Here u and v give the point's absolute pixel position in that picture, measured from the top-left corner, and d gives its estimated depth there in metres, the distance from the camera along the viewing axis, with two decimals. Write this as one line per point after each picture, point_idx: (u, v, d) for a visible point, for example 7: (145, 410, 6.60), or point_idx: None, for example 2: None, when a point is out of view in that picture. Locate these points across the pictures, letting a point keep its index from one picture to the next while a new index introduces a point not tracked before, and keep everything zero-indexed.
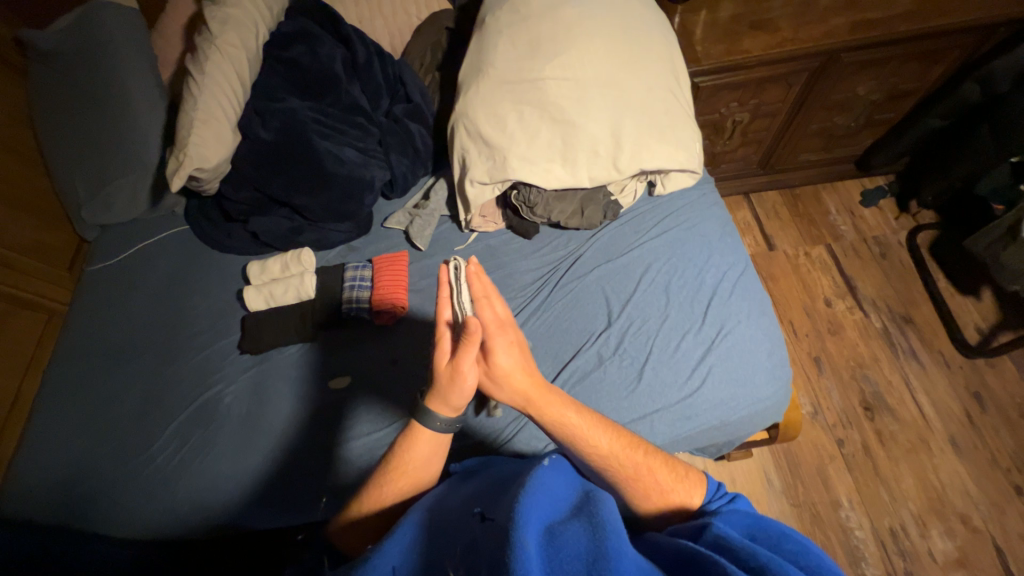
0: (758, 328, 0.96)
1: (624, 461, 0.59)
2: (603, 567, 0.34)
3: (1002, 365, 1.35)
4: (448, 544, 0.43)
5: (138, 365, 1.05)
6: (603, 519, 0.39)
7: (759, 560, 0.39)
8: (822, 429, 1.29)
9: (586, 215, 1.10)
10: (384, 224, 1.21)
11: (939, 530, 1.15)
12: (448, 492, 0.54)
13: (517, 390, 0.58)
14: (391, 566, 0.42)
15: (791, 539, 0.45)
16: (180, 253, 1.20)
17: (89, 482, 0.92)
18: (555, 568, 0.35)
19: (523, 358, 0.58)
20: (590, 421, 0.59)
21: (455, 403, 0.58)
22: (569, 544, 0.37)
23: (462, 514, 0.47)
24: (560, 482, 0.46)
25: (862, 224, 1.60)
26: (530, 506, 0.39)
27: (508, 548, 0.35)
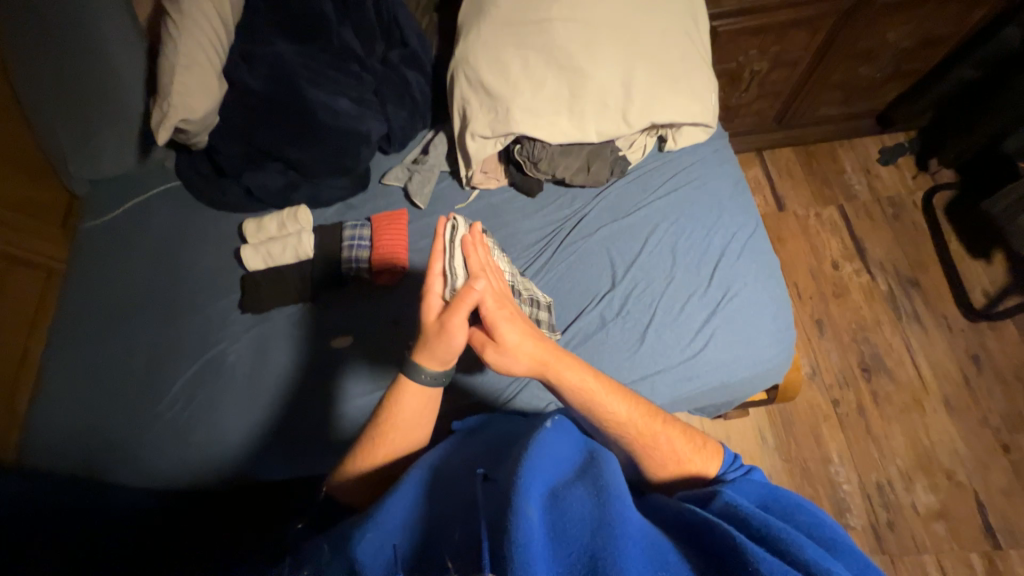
0: (765, 290, 0.95)
1: (642, 428, 0.57)
2: (606, 533, 0.35)
3: (1004, 328, 1.34)
4: (451, 503, 0.44)
5: (140, 322, 1.05)
6: (606, 484, 0.39)
7: (770, 530, 0.39)
8: (819, 389, 1.31)
9: (592, 172, 1.05)
10: (382, 180, 1.16)
11: (924, 485, 1.19)
12: (452, 450, 0.55)
13: (528, 357, 0.57)
14: (395, 524, 0.43)
15: (806, 510, 0.46)
16: (174, 210, 1.16)
17: (101, 435, 0.94)
18: (559, 533, 0.36)
19: (527, 327, 0.58)
20: (607, 388, 0.58)
21: (443, 356, 0.57)
22: (572, 509, 0.37)
23: (466, 474, 0.48)
24: (565, 445, 0.46)
25: (877, 183, 1.55)
26: (532, 470, 0.39)
27: (511, 514, 0.35)
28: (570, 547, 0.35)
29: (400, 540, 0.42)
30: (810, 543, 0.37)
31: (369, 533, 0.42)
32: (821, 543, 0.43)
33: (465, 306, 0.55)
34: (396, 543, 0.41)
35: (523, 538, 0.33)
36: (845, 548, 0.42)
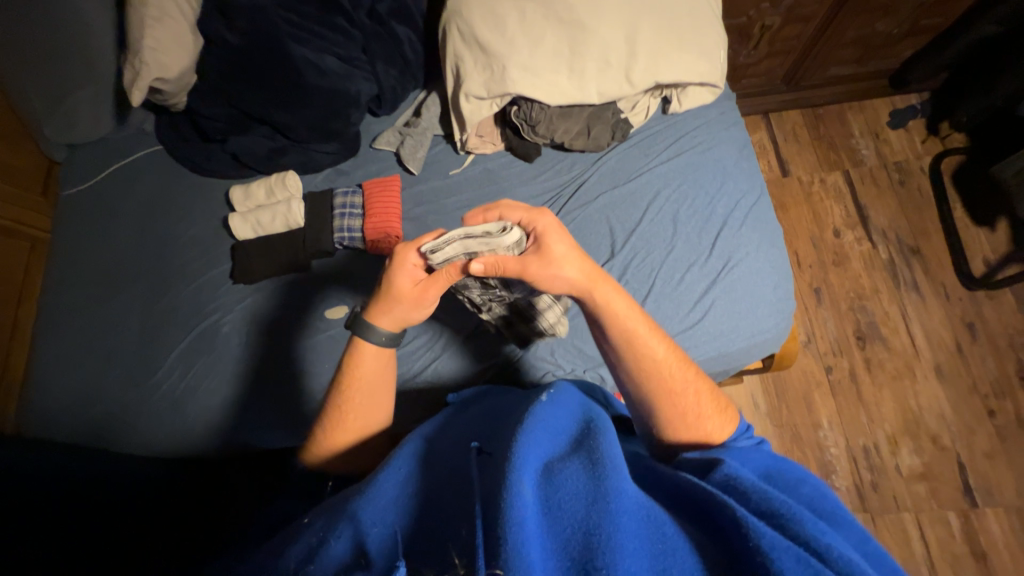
0: (767, 260, 0.93)
1: (674, 373, 0.58)
2: (601, 508, 0.35)
3: (1001, 297, 1.34)
4: (444, 477, 0.44)
5: (132, 294, 1.03)
6: (602, 456, 0.39)
7: (770, 504, 0.39)
8: (813, 357, 1.33)
9: (593, 136, 1.01)
10: (373, 144, 1.11)
11: (909, 448, 1.23)
12: (445, 423, 0.55)
13: (585, 268, 0.58)
14: (388, 499, 0.42)
15: (809, 483, 0.47)
16: (157, 176, 1.12)
17: (100, 407, 0.94)
18: (553, 509, 0.36)
19: (575, 247, 0.59)
20: (648, 328, 0.59)
21: (401, 317, 0.62)
22: (567, 484, 0.37)
23: (460, 448, 0.48)
24: (561, 416, 0.45)
25: (885, 148, 1.50)
26: (527, 445, 0.39)
27: (505, 490, 0.34)
28: (565, 523, 0.35)
29: (391, 517, 0.41)
30: (810, 517, 0.38)
31: (363, 508, 0.41)
32: (821, 513, 0.44)
33: (446, 283, 0.60)
34: (387, 519, 0.41)
35: (517, 515, 0.33)
36: (844, 519, 0.43)
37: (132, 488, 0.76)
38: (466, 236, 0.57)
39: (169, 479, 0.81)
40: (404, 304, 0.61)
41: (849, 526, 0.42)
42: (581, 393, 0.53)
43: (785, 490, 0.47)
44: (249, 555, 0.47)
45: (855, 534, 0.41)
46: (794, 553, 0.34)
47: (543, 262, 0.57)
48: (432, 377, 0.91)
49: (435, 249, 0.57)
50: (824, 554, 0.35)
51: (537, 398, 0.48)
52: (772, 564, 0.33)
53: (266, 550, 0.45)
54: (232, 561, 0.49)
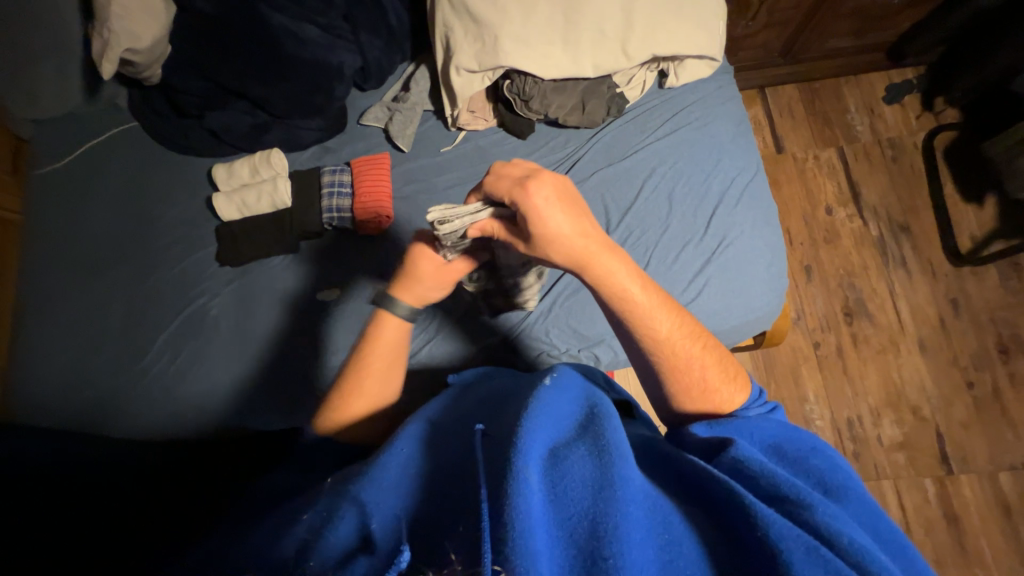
0: (761, 239, 0.93)
1: (678, 349, 0.57)
2: (608, 497, 0.35)
3: (985, 273, 1.36)
4: (444, 460, 0.44)
5: (115, 277, 1.00)
6: (608, 444, 0.39)
7: (779, 486, 0.40)
8: (802, 333, 1.35)
9: (588, 111, 0.98)
10: (360, 120, 1.07)
11: (891, 420, 1.27)
12: (446, 405, 0.55)
13: (569, 252, 0.53)
14: (391, 480, 0.43)
15: (820, 455, 0.47)
16: (134, 155, 1.07)
17: (88, 392, 0.93)
18: (559, 496, 0.36)
19: (573, 215, 0.53)
20: (654, 301, 0.56)
21: (420, 293, 0.68)
22: (572, 471, 0.37)
23: (462, 430, 0.48)
24: (564, 401, 0.45)
25: (879, 124, 1.49)
26: (532, 429, 0.39)
27: (511, 477, 0.34)
28: (570, 510, 0.35)
29: (396, 500, 0.41)
30: (820, 502, 0.39)
31: (366, 487, 0.42)
32: (834, 485, 0.44)
33: (459, 272, 0.69)
34: (393, 503, 0.41)
35: (523, 504, 0.33)
36: (851, 493, 0.43)
37: (126, 473, 0.76)
38: (458, 215, 0.58)
39: (163, 463, 0.80)
40: (426, 281, 0.67)
41: (859, 502, 0.42)
42: (580, 375, 0.53)
43: (792, 463, 0.47)
44: (248, 538, 0.48)
45: (866, 513, 0.42)
46: (803, 542, 0.34)
47: (529, 248, 0.56)
48: (425, 360, 0.91)
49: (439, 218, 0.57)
50: (836, 542, 0.35)
51: (541, 382, 0.48)
52: (783, 554, 0.33)
53: (266, 532, 0.46)
54: (230, 544, 0.50)
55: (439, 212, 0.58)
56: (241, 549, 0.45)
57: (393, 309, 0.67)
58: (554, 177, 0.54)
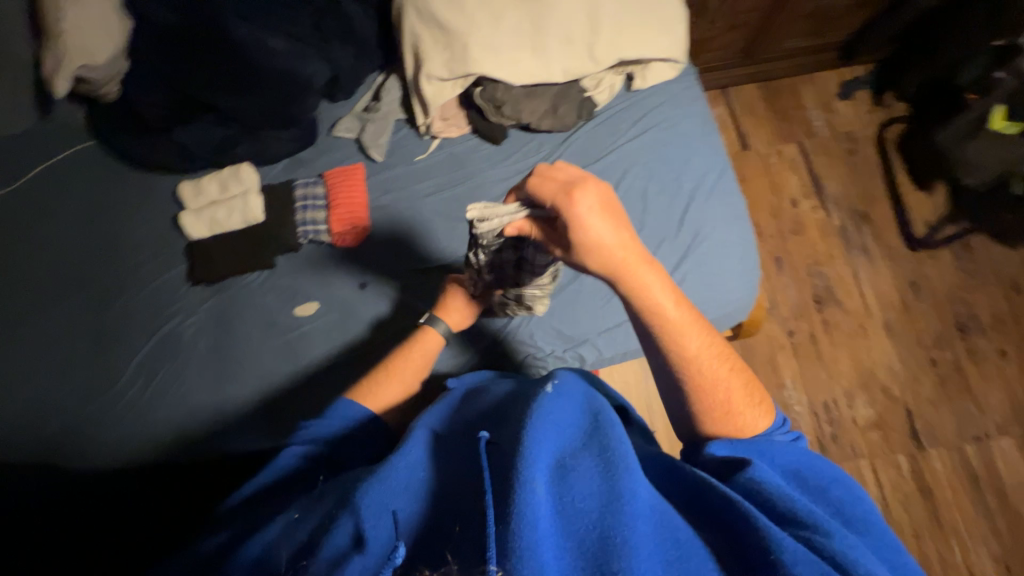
0: (733, 233, 0.96)
1: (704, 367, 0.55)
2: (616, 511, 0.36)
3: (941, 256, 1.44)
4: (450, 466, 0.45)
5: (78, 303, 0.96)
6: (615, 457, 0.40)
7: (793, 509, 0.43)
8: (777, 322, 1.40)
9: (559, 115, 1.00)
10: (332, 131, 1.06)
11: (864, 400, 1.32)
12: (450, 414, 0.56)
13: (605, 260, 0.51)
14: (401, 484, 0.44)
15: (841, 485, 0.49)
16: (94, 175, 1.03)
17: (54, 425, 0.88)
18: (567, 508, 0.37)
19: (617, 225, 0.50)
20: (686, 318, 0.55)
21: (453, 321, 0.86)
22: (579, 484, 0.38)
23: (466, 435, 0.49)
24: (567, 409, 0.46)
25: (836, 119, 1.57)
26: (538, 440, 0.40)
27: (518, 485, 0.36)
28: (578, 522, 0.36)
29: (402, 499, 0.43)
30: (838, 531, 0.41)
31: (372, 490, 0.43)
32: (848, 515, 0.46)
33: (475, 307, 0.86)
34: (401, 501, 0.42)
35: (531, 516, 0.34)
36: (869, 526, 0.46)
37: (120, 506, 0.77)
38: (496, 215, 0.58)
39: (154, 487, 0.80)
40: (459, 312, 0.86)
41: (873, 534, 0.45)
42: (581, 380, 0.54)
43: (814, 492, 0.49)
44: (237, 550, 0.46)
45: (875, 543, 0.45)
46: (817, 568, 0.37)
47: (565, 253, 0.54)
48: None
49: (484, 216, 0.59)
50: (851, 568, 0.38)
51: (542, 388, 0.49)
52: None
53: (257, 545, 0.45)
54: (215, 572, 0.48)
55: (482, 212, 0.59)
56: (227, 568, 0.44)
57: (436, 321, 0.84)
58: (601, 184, 0.50)
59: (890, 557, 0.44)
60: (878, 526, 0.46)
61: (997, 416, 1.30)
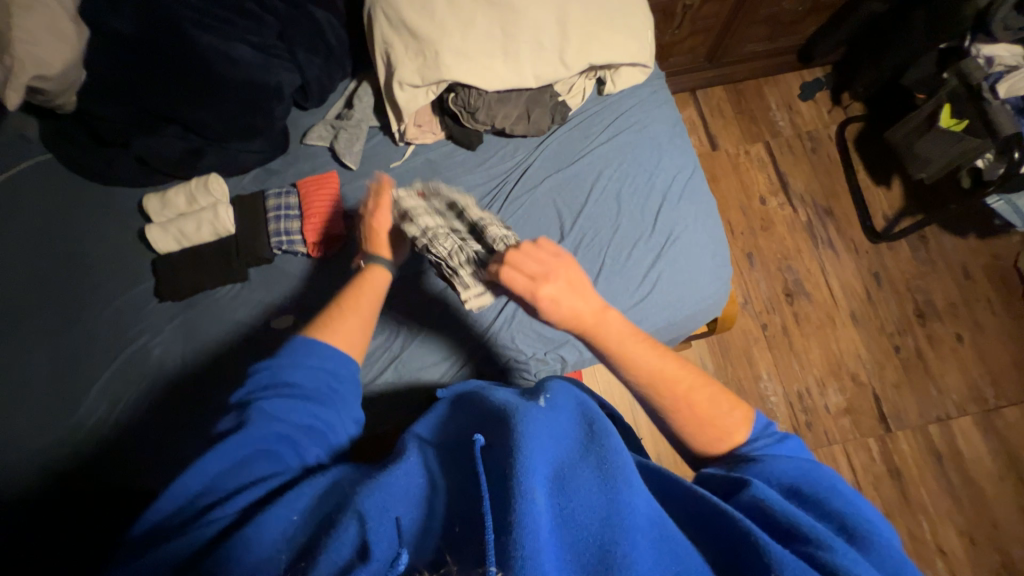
0: (705, 231, 0.99)
1: (681, 395, 0.55)
2: (615, 524, 0.39)
3: (900, 248, 1.51)
4: (451, 473, 0.47)
5: (38, 324, 0.91)
6: (610, 468, 0.43)
7: (793, 523, 0.44)
8: (750, 316, 1.44)
9: (533, 120, 1.01)
10: (304, 139, 1.04)
11: (835, 388, 1.38)
12: (443, 424, 0.55)
13: (569, 324, 0.55)
14: (401, 488, 0.45)
15: (840, 495, 0.48)
16: (52, 189, 0.99)
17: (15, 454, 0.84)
18: (566, 517, 0.40)
19: (574, 295, 0.55)
20: (656, 356, 0.56)
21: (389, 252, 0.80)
22: (579, 497, 0.42)
23: (461, 441, 0.50)
24: (562, 421, 0.50)
25: (798, 119, 1.63)
26: (538, 452, 0.43)
27: (517, 498, 0.39)
28: (577, 531, 0.40)
29: (403, 505, 0.44)
30: (840, 546, 0.42)
31: (374, 494, 0.43)
32: (851, 526, 0.46)
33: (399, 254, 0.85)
34: (401, 508, 0.43)
35: (532, 527, 0.37)
36: (877, 541, 0.44)
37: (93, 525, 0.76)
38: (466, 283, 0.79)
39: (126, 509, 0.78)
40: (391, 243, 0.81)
41: (880, 548, 0.44)
42: (575, 393, 0.57)
43: (814, 504, 0.48)
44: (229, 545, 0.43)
45: (882, 556, 0.44)
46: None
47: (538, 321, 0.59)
48: (393, 378, 0.90)
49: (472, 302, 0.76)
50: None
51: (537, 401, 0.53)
52: None
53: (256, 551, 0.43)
54: None
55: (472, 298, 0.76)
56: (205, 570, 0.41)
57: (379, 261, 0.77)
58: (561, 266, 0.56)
59: (896, 569, 0.43)
60: (871, 524, 0.46)
61: (956, 396, 1.37)
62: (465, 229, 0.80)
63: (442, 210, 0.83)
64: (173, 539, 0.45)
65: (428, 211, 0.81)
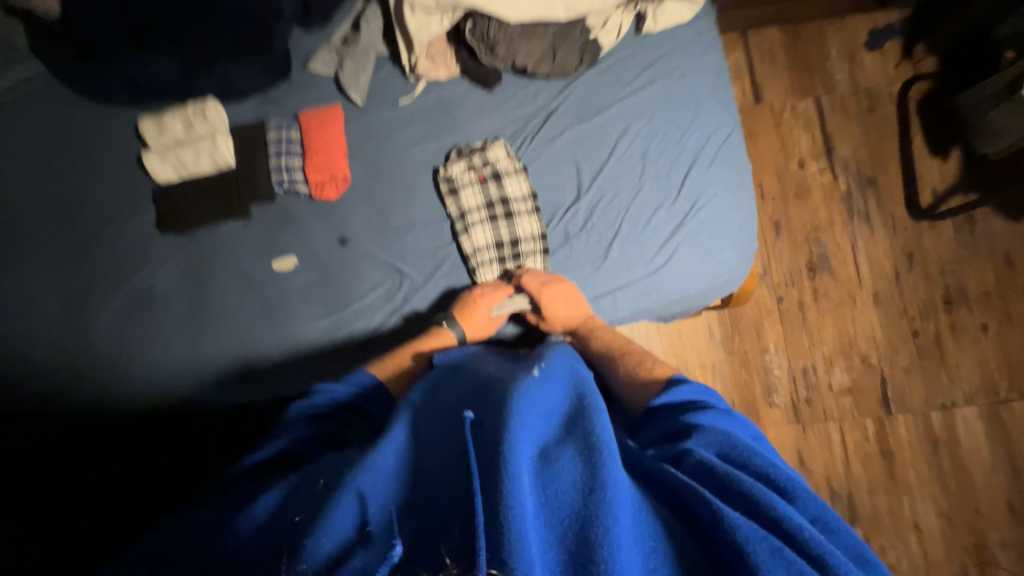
0: (733, 201, 0.91)
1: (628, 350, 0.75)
2: (598, 500, 0.37)
3: (942, 228, 1.40)
4: (441, 454, 0.44)
5: (43, 247, 0.91)
6: (596, 445, 0.42)
7: (738, 483, 0.42)
8: (767, 288, 1.39)
9: (558, 60, 0.91)
10: (306, 66, 0.95)
11: (841, 367, 1.35)
12: (434, 391, 0.56)
13: (567, 317, 0.83)
14: (389, 470, 0.44)
15: (761, 453, 0.47)
16: (46, 105, 0.94)
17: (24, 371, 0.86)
18: (549, 498, 0.39)
19: (569, 305, 0.84)
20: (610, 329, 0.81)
21: (469, 318, 0.83)
22: (563, 474, 0.40)
23: (450, 415, 0.49)
24: (550, 395, 0.49)
25: (859, 72, 1.45)
26: (523, 430, 0.42)
27: (505, 478, 0.37)
28: (560, 512, 0.38)
29: (387, 488, 0.42)
30: (779, 499, 0.41)
31: (364, 478, 0.42)
32: (778, 483, 0.45)
33: (500, 322, 0.87)
34: (386, 492, 0.42)
35: (516, 507, 0.35)
36: (799, 491, 0.44)
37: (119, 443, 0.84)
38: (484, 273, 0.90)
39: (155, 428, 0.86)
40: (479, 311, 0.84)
41: (805, 496, 0.44)
42: (570, 363, 0.59)
43: (740, 465, 0.47)
44: (217, 531, 0.44)
45: (808, 507, 0.43)
46: (768, 544, 0.37)
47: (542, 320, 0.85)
48: (394, 331, 0.88)
49: (498, 309, 0.85)
50: (797, 538, 0.38)
51: (528, 373, 0.53)
52: (752, 557, 0.36)
53: (247, 527, 0.43)
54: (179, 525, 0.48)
55: (497, 306, 0.85)
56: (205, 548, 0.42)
57: (455, 324, 0.82)
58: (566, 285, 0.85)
59: (821, 517, 0.43)
60: (779, 467, 0.47)
61: (966, 386, 1.34)
62: (507, 249, 0.90)
63: (490, 205, 0.91)
64: (180, 523, 0.47)
65: (473, 189, 0.92)
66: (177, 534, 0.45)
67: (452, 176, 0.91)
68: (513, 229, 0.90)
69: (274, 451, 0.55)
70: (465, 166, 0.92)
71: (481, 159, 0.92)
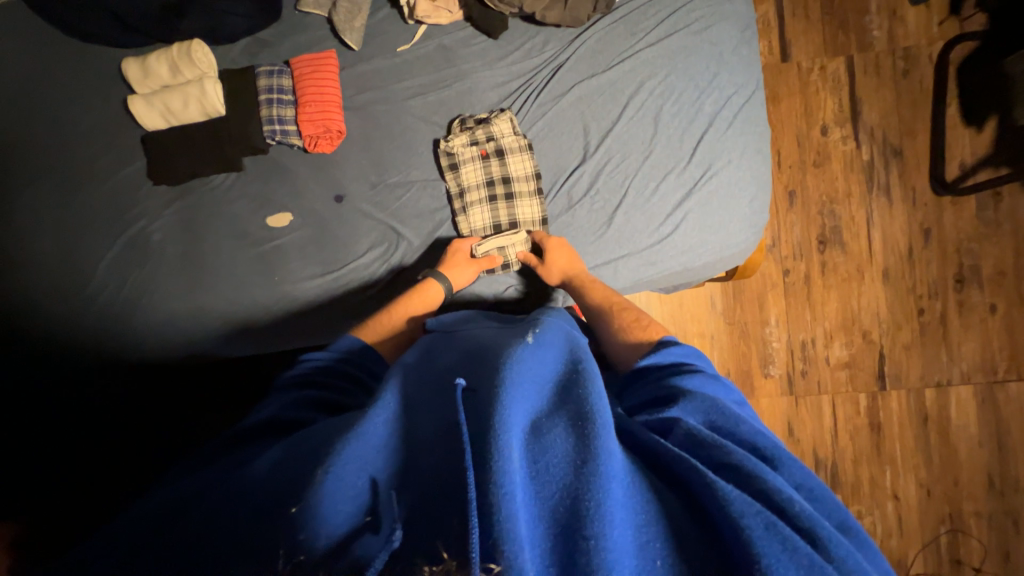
0: (748, 168, 0.87)
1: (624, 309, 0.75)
2: (590, 473, 0.37)
3: (965, 204, 1.35)
4: (432, 423, 0.45)
5: (30, 195, 0.88)
6: (589, 419, 0.41)
7: (728, 455, 0.42)
8: (774, 261, 1.36)
9: (570, 6, 0.83)
10: (298, 6, 0.89)
11: (841, 342, 1.35)
12: (429, 358, 0.56)
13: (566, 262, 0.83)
14: (379, 440, 0.43)
15: (748, 422, 0.47)
16: (26, 42, 0.88)
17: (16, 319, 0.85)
18: (541, 471, 0.39)
19: (568, 251, 0.83)
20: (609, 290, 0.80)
21: (452, 275, 0.82)
22: (554, 447, 0.40)
23: (444, 385, 0.49)
24: (544, 366, 0.49)
25: (898, 29, 1.34)
26: (515, 403, 0.41)
27: (495, 452, 0.37)
28: (551, 485, 0.38)
29: (377, 461, 0.42)
30: (769, 472, 0.41)
31: (354, 448, 0.42)
32: (765, 452, 0.45)
33: (483, 268, 0.86)
34: (376, 463, 0.42)
35: (507, 484, 0.35)
36: (787, 461, 0.44)
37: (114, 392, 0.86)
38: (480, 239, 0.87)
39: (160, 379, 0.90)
40: (459, 266, 0.83)
41: (792, 466, 0.44)
42: (565, 331, 0.58)
43: (728, 434, 0.47)
44: (211, 488, 0.44)
45: (795, 477, 0.43)
46: (761, 517, 0.36)
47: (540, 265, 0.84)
48: (392, 293, 0.88)
49: (480, 245, 0.85)
50: (788, 511, 0.38)
51: (522, 342, 0.52)
52: (743, 531, 0.36)
53: (242, 484, 0.43)
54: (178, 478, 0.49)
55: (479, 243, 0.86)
56: (193, 521, 0.41)
57: (440, 276, 0.82)
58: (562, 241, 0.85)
59: (808, 487, 0.43)
60: (767, 437, 0.47)
61: (965, 365, 1.34)
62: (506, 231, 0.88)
63: (491, 182, 0.87)
64: (175, 483, 0.47)
65: (472, 157, 0.87)
66: (171, 493, 0.45)
67: (452, 149, 0.86)
68: (513, 209, 0.87)
69: (261, 420, 0.53)
70: (467, 139, 0.86)
71: (484, 133, 0.86)
